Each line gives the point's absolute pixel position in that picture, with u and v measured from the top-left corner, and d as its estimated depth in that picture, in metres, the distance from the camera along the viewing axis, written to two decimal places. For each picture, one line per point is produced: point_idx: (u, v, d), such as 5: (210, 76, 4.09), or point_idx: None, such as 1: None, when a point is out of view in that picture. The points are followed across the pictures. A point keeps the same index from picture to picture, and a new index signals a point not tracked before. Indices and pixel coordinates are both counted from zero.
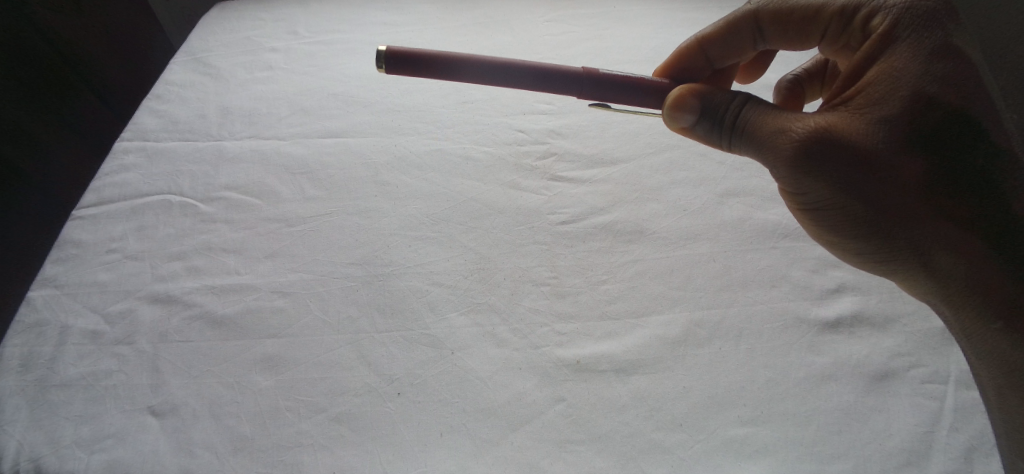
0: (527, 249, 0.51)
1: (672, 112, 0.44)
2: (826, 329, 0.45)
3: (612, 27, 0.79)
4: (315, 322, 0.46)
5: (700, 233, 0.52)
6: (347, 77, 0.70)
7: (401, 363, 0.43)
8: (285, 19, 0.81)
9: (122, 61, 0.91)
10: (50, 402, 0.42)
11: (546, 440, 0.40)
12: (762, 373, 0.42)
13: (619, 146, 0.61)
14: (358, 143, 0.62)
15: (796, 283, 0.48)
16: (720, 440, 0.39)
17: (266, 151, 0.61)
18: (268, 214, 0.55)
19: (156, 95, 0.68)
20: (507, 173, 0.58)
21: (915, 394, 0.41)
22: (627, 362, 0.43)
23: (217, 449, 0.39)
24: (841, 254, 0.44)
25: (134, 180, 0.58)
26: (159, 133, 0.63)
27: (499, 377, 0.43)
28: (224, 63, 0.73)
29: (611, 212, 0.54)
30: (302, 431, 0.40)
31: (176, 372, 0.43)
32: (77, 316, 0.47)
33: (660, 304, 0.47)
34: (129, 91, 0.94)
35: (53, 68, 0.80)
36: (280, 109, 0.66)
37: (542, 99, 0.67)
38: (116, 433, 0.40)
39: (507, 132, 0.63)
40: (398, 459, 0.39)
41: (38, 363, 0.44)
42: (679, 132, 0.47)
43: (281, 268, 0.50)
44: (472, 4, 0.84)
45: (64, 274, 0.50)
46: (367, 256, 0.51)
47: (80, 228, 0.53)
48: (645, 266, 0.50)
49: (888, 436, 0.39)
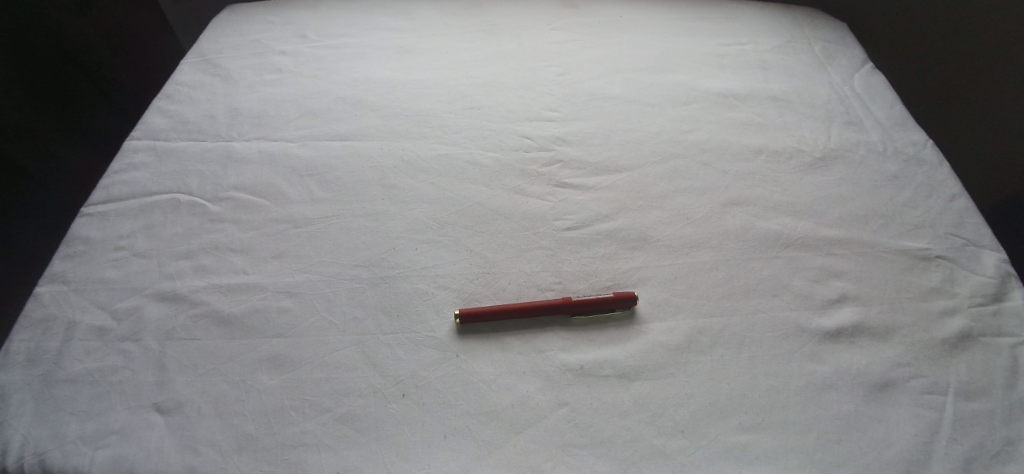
0: (532, 254, 0.52)
1: (615, 310, 0.48)
2: (828, 338, 0.45)
3: (619, 36, 0.80)
4: (322, 322, 0.46)
5: (704, 241, 0.53)
6: (356, 81, 0.71)
7: (405, 364, 0.44)
8: (294, 23, 0.82)
9: (142, 68, 1.05)
10: (55, 396, 0.42)
11: (549, 444, 0.39)
12: (764, 381, 0.43)
13: (624, 154, 0.62)
14: (366, 146, 0.62)
15: (798, 292, 0.49)
16: (723, 446, 0.39)
17: (275, 153, 0.62)
18: (276, 215, 0.55)
19: (166, 95, 0.69)
20: (513, 179, 0.59)
21: (916, 404, 0.41)
22: (629, 368, 0.44)
23: (221, 446, 0.39)
24: (860, 369, 0.44)
25: (142, 179, 0.59)
26: (168, 133, 0.64)
27: (504, 381, 0.43)
28: (233, 64, 0.74)
29: (615, 219, 0.55)
30: (306, 430, 0.40)
31: (183, 369, 0.43)
32: (84, 312, 0.47)
33: (663, 310, 0.48)
34: (143, 91, 1.05)
35: (66, 72, 0.90)
36: (289, 111, 0.67)
37: (547, 107, 0.68)
38: (121, 430, 0.40)
39: (513, 138, 0.64)
40: (402, 460, 0.38)
41: (43, 358, 0.44)
42: (687, 296, 0.49)
43: (288, 268, 0.51)
44: (480, 11, 0.85)
45: (72, 271, 0.50)
46: (374, 258, 0.51)
47: (88, 225, 0.54)
48: (650, 272, 0.51)
49: (891, 445, 0.39)
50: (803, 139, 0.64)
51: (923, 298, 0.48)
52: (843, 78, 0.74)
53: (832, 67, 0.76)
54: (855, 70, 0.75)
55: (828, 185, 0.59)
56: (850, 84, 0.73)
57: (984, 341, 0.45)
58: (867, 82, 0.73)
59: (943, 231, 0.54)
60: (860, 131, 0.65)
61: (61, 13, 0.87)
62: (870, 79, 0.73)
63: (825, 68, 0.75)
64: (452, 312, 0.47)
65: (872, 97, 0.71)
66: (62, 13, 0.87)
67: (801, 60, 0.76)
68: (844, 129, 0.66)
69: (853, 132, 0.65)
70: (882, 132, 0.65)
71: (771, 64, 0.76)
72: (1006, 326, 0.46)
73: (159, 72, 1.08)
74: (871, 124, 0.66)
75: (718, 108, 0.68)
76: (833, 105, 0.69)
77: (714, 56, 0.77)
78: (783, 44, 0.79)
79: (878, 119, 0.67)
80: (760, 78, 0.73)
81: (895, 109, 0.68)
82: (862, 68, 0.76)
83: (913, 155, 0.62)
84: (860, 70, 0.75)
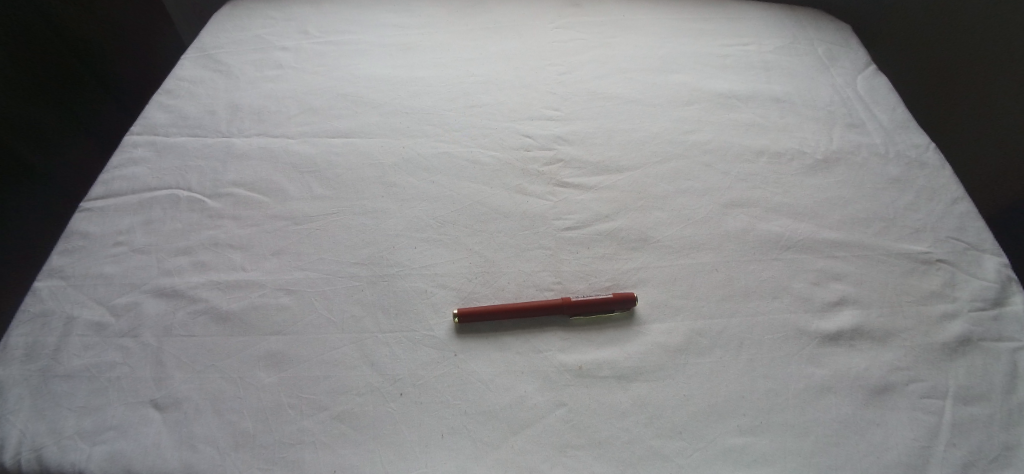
0: (532, 254, 0.52)
1: (614, 311, 0.48)
2: (828, 341, 0.45)
3: (621, 35, 0.80)
4: (320, 320, 0.46)
5: (704, 243, 0.53)
6: (357, 78, 0.71)
7: (403, 363, 0.44)
8: (295, 18, 0.81)
9: (138, 63, 1.05)
10: (53, 392, 0.41)
11: (546, 444, 0.39)
12: (763, 384, 0.43)
13: (624, 154, 0.62)
14: (366, 144, 0.62)
15: (798, 295, 0.49)
16: (720, 448, 0.39)
17: (275, 149, 0.61)
18: (275, 211, 0.55)
19: (166, 90, 0.68)
20: (513, 178, 0.59)
21: (914, 408, 0.41)
22: (628, 369, 0.44)
23: (218, 444, 0.39)
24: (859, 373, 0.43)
25: (142, 174, 0.58)
26: (168, 128, 0.64)
27: (502, 381, 0.43)
28: (234, 59, 0.74)
29: (615, 220, 0.55)
30: (304, 428, 0.40)
31: (180, 366, 0.43)
32: (82, 307, 0.47)
33: (662, 312, 0.48)
34: (138, 86, 1.06)
35: (66, 67, 0.91)
36: (289, 108, 0.67)
37: (549, 106, 0.68)
38: (118, 426, 0.40)
39: (513, 137, 0.64)
40: (399, 459, 0.38)
41: (41, 353, 0.44)
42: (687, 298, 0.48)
43: (287, 265, 0.50)
44: (483, 9, 0.84)
45: (70, 266, 0.50)
46: (373, 256, 0.51)
47: (87, 220, 0.54)
48: (649, 273, 0.50)
49: (888, 449, 0.39)
50: (805, 141, 0.64)
51: (923, 302, 0.48)
52: (846, 80, 0.73)
53: (835, 69, 0.75)
54: (858, 72, 0.75)
55: (829, 187, 0.59)
56: (854, 86, 0.72)
57: (984, 345, 0.45)
58: (870, 84, 0.73)
59: (944, 235, 0.54)
60: (863, 134, 0.65)
61: (59, 7, 0.87)
62: (873, 81, 0.73)
63: (828, 70, 0.75)
64: (451, 312, 0.47)
65: (875, 99, 0.70)
66: (60, 7, 0.88)
67: (804, 62, 0.76)
68: (846, 131, 0.65)
69: (856, 134, 0.65)
70: (884, 134, 0.65)
71: (774, 65, 0.75)
72: (1006, 331, 0.46)
73: (155, 68, 1.09)
74: (873, 127, 0.66)
75: (720, 109, 0.68)
76: (836, 107, 0.69)
77: (717, 56, 0.76)
78: (786, 45, 0.79)
79: (881, 121, 0.67)
80: (762, 79, 0.73)
81: (898, 111, 0.68)
82: (865, 70, 0.75)
83: (915, 158, 0.62)
84: (863, 73, 0.75)
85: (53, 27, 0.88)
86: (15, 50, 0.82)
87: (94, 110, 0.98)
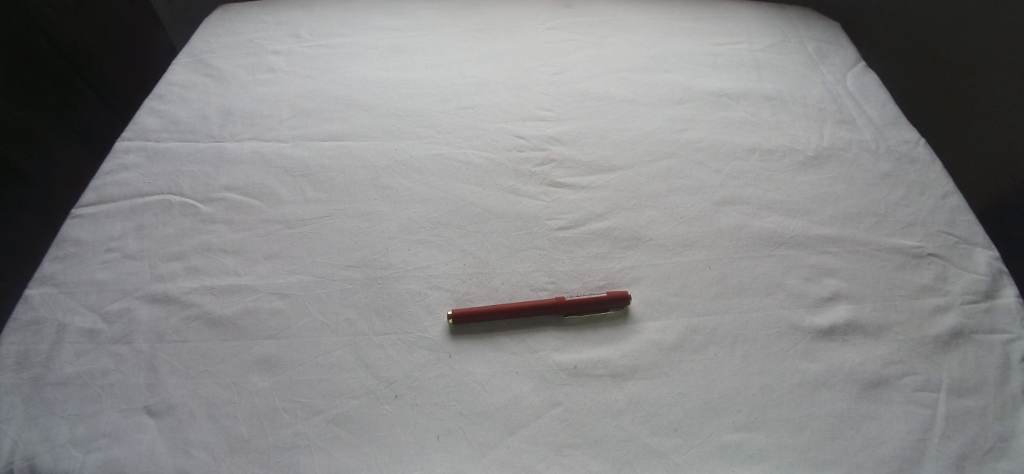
0: (526, 254, 0.52)
1: (608, 310, 0.48)
2: (822, 336, 0.46)
3: (613, 35, 0.80)
4: (314, 324, 0.46)
5: (698, 240, 0.53)
6: (349, 81, 0.71)
7: (398, 365, 0.43)
8: (286, 22, 0.81)
9: (130, 66, 1.05)
10: (46, 400, 0.41)
11: (543, 444, 0.39)
12: (758, 379, 0.43)
13: (617, 154, 0.62)
14: (359, 146, 0.62)
15: (792, 290, 0.49)
16: (716, 445, 0.39)
17: (267, 153, 0.61)
18: (268, 215, 0.55)
19: (158, 95, 0.68)
20: (506, 179, 0.59)
21: (909, 401, 0.41)
22: (624, 367, 0.44)
23: (213, 449, 0.39)
24: (856, 368, 0.43)
25: (134, 180, 0.58)
26: (160, 133, 0.64)
27: (497, 381, 0.43)
28: (225, 64, 0.74)
29: (609, 219, 0.55)
30: (300, 432, 0.40)
31: (174, 371, 0.43)
32: (75, 314, 0.47)
33: (657, 310, 0.48)
34: (130, 89, 1.06)
35: (57, 71, 0.91)
36: (281, 111, 0.67)
37: (542, 106, 0.68)
38: (112, 433, 0.39)
39: (507, 137, 0.64)
40: (396, 461, 0.38)
41: (34, 361, 0.43)
42: (681, 296, 0.49)
43: (281, 269, 0.50)
44: (474, 11, 0.85)
45: (62, 272, 0.49)
46: (367, 259, 0.51)
47: (78, 227, 0.53)
48: (643, 272, 0.51)
49: (882, 442, 0.39)
50: (796, 138, 0.65)
51: (917, 296, 0.48)
52: (837, 77, 0.74)
53: (825, 66, 0.76)
54: (849, 69, 0.76)
55: (821, 183, 0.59)
56: (844, 83, 0.73)
57: (977, 338, 0.45)
58: (860, 81, 0.73)
59: (936, 229, 0.54)
60: (853, 130, 0.66)
61: (48, 10, 0.87)
62: (863, 78, 0.74)
63: (819, 67, 0.75)
64: (447, 313, 0.47)
65: (865, 95, 0.71)
66: (52, 11, 0.88)
67: (794, 60, 0.76)
68: (837, 128, 0.66)
69: (847, 131, 0.66)
70: (875, 130, 0.65)
71: (765, 63, 0.76)
72: (998, 323, 0.46)
73: (147, 71, 1.09)
74: (864, 123, 0.67)
75: (711, 107, 0.68)
76: (827, 104, 0.69)
77: (708, 55, 0.77)
78: (777, 44, 0.79)
79: (872, 118, 0.67)
80: (754, 77, 0.73)
81: (888, 108, 0.69)
82: (855, 67, 0.76)
83: (906, 153, 0.62)
84: (854, 70, 0.75)
85: (44, 32, 0.88)
86: (5, 55, 0.82)
87: (86, 114, 0.98)
